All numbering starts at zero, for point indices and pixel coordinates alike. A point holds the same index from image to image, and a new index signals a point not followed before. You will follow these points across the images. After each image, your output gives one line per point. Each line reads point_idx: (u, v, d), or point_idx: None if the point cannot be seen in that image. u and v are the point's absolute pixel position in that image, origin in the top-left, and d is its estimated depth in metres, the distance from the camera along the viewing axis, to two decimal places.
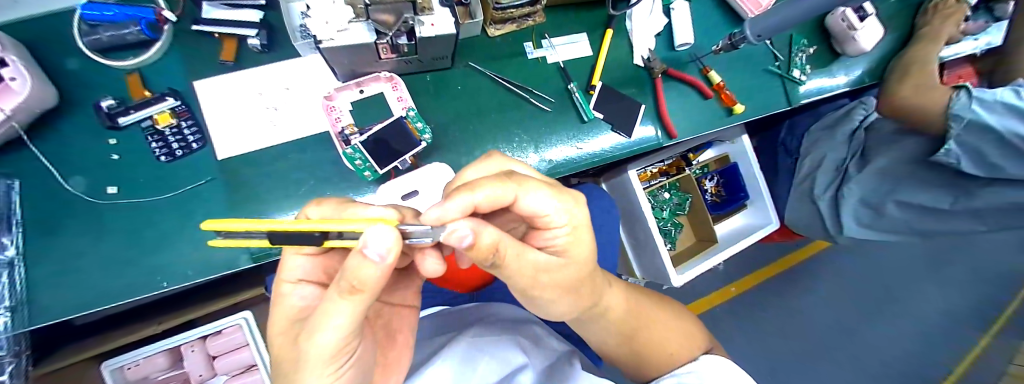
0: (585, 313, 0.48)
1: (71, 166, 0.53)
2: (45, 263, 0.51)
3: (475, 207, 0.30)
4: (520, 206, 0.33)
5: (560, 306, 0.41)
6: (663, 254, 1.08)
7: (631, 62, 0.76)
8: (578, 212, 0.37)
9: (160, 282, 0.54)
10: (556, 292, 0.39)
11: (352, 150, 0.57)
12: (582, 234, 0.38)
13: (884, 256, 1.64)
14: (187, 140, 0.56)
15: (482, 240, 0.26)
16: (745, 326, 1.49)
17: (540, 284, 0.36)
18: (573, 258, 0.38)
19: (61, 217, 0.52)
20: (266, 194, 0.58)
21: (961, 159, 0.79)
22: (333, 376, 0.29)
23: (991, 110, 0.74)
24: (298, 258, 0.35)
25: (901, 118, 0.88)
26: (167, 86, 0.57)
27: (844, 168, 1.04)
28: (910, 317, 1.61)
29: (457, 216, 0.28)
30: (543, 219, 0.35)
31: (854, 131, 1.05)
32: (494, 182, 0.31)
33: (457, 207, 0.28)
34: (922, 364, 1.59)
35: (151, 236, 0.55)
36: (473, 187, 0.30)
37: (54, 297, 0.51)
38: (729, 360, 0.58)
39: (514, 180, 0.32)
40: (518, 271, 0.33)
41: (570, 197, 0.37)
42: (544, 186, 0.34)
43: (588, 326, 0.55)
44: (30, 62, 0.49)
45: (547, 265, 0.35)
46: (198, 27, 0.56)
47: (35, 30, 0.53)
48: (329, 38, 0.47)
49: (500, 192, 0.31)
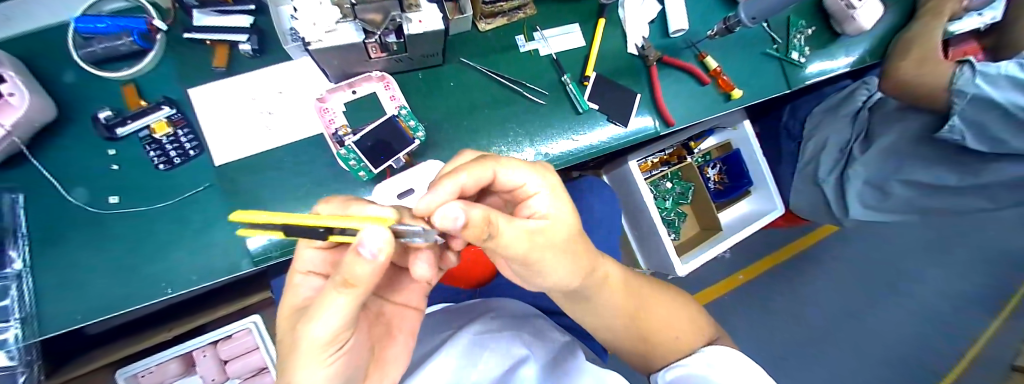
0: (586, 281, 0.47)
1: (73, 178, 0.54)
2: (54, 274, 0.52)
3: (461, 189, 0.32)
4: (500, 181, 0.36)
5: (560, 272, 0.40)
6: (667, 244, 1.08)
7: (625, 51, 0.76)
8: (552, 177, 0.39)
9: (164, 288, 0.54)
10: (554, 254, 0.38)
11: (346, 150, 0.57)
12: (560, 197, 0.38)
13: (892, 237, 1.63)
14: (184, 148, 0.57)
15: (472, 217, 0.26)
16: (752, 314, 1.49)
17: (535, 246, 0.35)
18: (562, 220, 0.38)
19: (64, 229, 0.53)
20: (264, 199, 0.58)
21: (965, 135, 0.78)
22: (327, 366, 0.30)
23: (995, 84, 0.73)
24: (314, 251, 0.36)
25: (902, 95, 0.85)
26: (162, 95, 0.57)
27: (848, 149, 1.02)
28: (922, 298, 1.59)
29: (446, 200, 0.30)
30: (522, 190, 0.37)
31: (857, 112, 1.04)
32: (472, 166, 0.33)
33: (445, 192, 0.30)
34: (937, 347, 1.56)
35: (153, 245, 0.55)
36: (455, 172, 0.32)
37: (63, 307, 0.52)
38: (736, 351, 0.58)
39: (490, 159, 0.35)
40: (512, 241, 0.32)
41: (542, 168, 0.39)
42: (521, 162, 0.37)
43: (595, 301, 0.53)
44: (27, 77, 0.50)
45: (538, 229, 0.35)
46: (189, 35, 0.56)
47: (23, 46, 0.53)
48: (317, 40, 0.47)
49: (481, 173, 0.33)
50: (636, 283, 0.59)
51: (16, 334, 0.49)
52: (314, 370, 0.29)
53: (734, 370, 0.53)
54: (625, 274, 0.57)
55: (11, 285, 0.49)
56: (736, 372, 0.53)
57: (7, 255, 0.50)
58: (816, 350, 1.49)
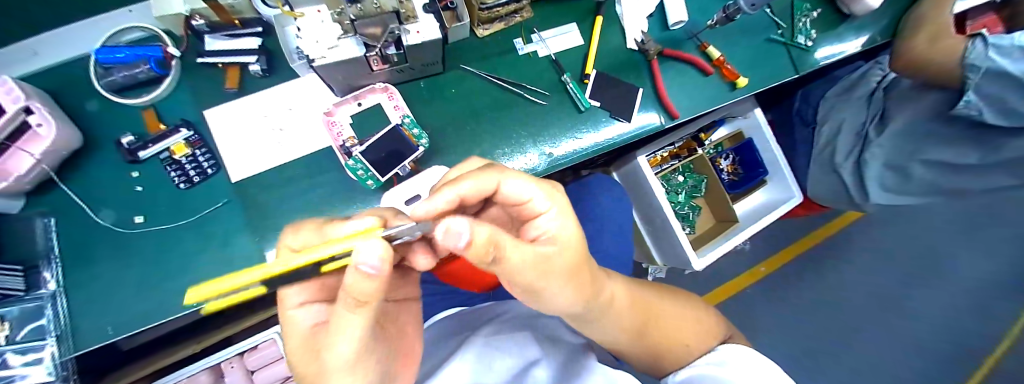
0: (591, 304, 0.46)
1: (100, 200, 0.57)
2: (85, 293, 0.55)
3: (461, 198, 0.33)
4: (503, 191, 0.36)
5: (562, 297, 0.40)
6: (682, 238, 1.06)
7: (625, 46, 0.76)
8: (559, 197, 0.39)
9: (189, 301, 0.57)
10: (558, 282, 0.38)
11: (353, 161, 0.58)
12: (569, 218, 0.39)
13: (923, 220, 1.56)
14: (202, 166, 0.59)
15: (477, 237, 0.27)
16: (776, 309, 1.48)
17: (541, 274, 0.36)
18: (565, 242, 0.38)
19: (93, 250, 0.56)
20: (278, 212, 0.61)
21: (982, 110, 0.75)
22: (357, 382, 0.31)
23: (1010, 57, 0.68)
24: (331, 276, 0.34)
25: (919, 75, 0.83)
26: (179, 118, 0.60)
27: (865, 132, 0.99)
28: (956, 283, 1.52)
29: (444, 208, 0.31)
30: (528, 206, 0.37)
31: (873, 93, 1.01)
32: (478, 175, 0.34)
33: (442, 200, 0.31)
34: (973, 334, 1.50)
35: (175, 262, 0.58)
36: (457, 181, 0.33)
37: (96, 323, 0.55)
38: (749, 348, 0.57)
39: (495, 169, 0.36)
40: (517, 265, 0.33)
41: (548, 184, 0.39)
42: (522, 173, 0.37)
43: (592, 326, 0.52)
44: (54, 108, 0.53)
45: (545, 255, 0.35)
46: (201, 59, 0.59)
47: (40, 83, 0.57)
48: (321, 56, 0.49)
49: (483, 183, 0.34)
50: (636, 293, 0.59)
51: (53, 351, 0.53)
52: None
53: (746, 367, 0.53)
54: (625, 290, 0.56)
55: (45, 305, 0.53)
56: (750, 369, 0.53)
57: (44, 276, 0.54)
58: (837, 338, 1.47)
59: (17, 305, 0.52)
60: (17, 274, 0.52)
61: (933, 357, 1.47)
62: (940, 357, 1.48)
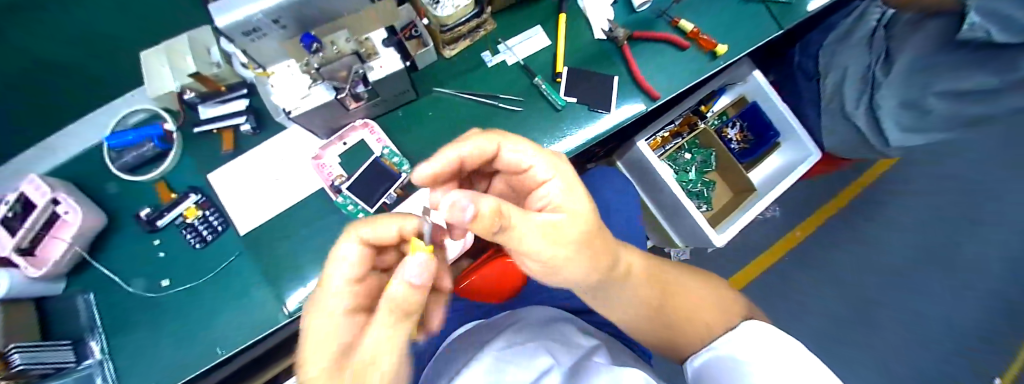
0: (608, 273, 0.46)
1: (129, 271, 0.63)
2: (130, 355, 0.61)
3: (462, 159, 0.37)
4: (504, 157, 0.38)
5: (578, 271, 0.39)
6: (697, 216, 1.03)
7: (593, 38, 0.76)
8: (562, 166, 0.39)
9: (218, 350, 0.61)
10: (574, 250, 0.36)
11: (343, 197, 0.64)
12: (575, 187, 0.38)
13: (952, 157, 1.48)
14: (213, 224, 0.64)
15: (482, 209, 0.26)
16: (815, 274, 1.43)
17: (552, 244, 0.35)
18: (576, 210, 0.37)
19: (129, 316, 0.62)
20: (284, 257, 0.64)
21: (990, 30, 0.65)
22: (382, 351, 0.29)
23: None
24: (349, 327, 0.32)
25: (914, 6, 0.75)
26: (187, 184, 0.66)
27: (870, 75, 0.93)
28: (994, 218, 1.46)
29: (448, 185, 0.35)
30: (529, 173, 0.38)
31: (874, 32, 0.95)
32: (479, 138, 0.37)
33: (448, 175, 0.35)
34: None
35: (200, 317, 0.62)
36: (462, 142, 0.36)
37: (142, 382, 0.60)
38: (772, 325, 0.55)
39: (497, 134, 0.38)
40: (528, 233, 0.33)
41: (552, 154, 0.39)
42: (526, 141, 0.38)
43: (612, 297, 0.52)
44: (78, 195, 0.60)
45: (555, 223, 0.35)
46: (199, 128, 0.64)
47: (63, 173, 0.64)
48: (296, 107, 0.52)
49: (484, 144, 0.36)
50: (654, 268, 0.58)
51: None
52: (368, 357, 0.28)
53: (763, 345, 0.51)
54: (643, 261, 0.56)
55: (94, 372, 0.58)
56: (772, 346, 0.51)
57: (90, 346, 0.60)
58: (878, 295, 1.43)
59: None
60: (67, 347, 0.57)
61: (981, 298, 1.43)
62: (989, 297, 1.43)
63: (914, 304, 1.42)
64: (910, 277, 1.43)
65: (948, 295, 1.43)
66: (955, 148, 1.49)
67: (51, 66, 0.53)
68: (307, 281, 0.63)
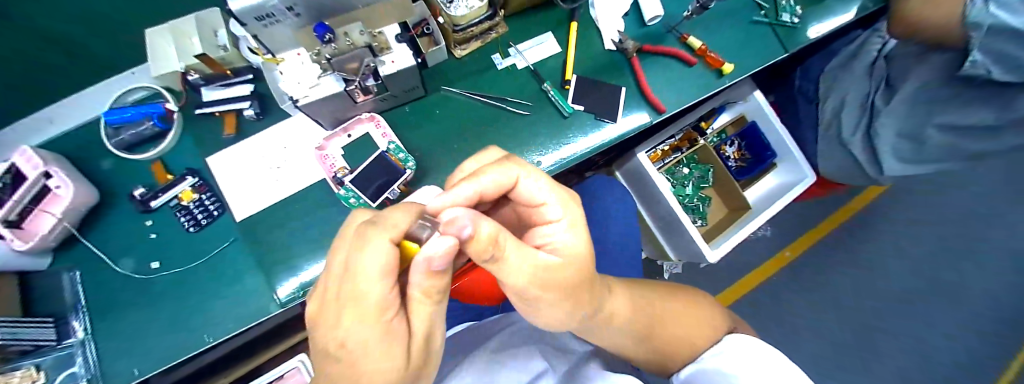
0: (592, 315, 0.46)
1: (118, 251, 0.62)
2: (113, 338, 0.59)
3: (480, 194, 0.34)
4: (519, 189, 0.36)
5: (557, 313, 0.40)
6: (693, 232, 1.03)
7: (603, 48, 0.76)
8: (573, 209, 0.39)
9: (206, 338, 0.60)
10: (559, 294, 0.37)
11: (345, 190, 0.63)
12: (579, 233, 0.38)
13: (942, 189, 1.51)
14: (209, 208, 0.63)
15: (481, 232, 0.26)
16: (803, 294, 1.45)
17: (539, 282, 0.34)
18: (573, 258, 0.37)
19: (116, 297, 0.61)
20: (278, 247, 0.63)
21: (991, 68, 0.66)
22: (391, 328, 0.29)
23: (1013, 11, 0.57)
24: (348, 319, 0.28)
25: (917, 37, 0.74)
26: (184, 166, 0.65)
27: (870, 103, 0.95)
28: (978, 251, 1.50)
29: (461, 203, 0.32)
30: (540, 210, 0.38)
31: (874, 61, 0.97)
32: (498, 167, 0.35)
33: (462, 194, 0.32)
34: (1009, 300, 1.48)
35: (189, 303, 0.61)
36: (479, 174, 0.33)
37: (124, 365, 0.59)
38: (756, 336, 0.56)
39: (517, 163, 0.36)
40: (522, 268, 0.33)
41: (567, 194, 0.39)
42: (544, 175, 0.37)
43: (600, 332, 0.51)
44: (71, 170, 0.58)
45: (549, 265, 0.35)
46: (200, 110, 0.63)
47: (59, 146, 0.63)
48: (303, 96, 0.52)
49: (503, 176, 0.34)
50: (641, 299, 0.57)
51: None
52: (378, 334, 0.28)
53: (746, 356, 0.53)
54: (629, 300, 0.55)
55: (76, 352, 0.58)
56: (756, 356, 0.52)
57: (72, 326, 0.58)
58: (865, 319, 1.44)
59: (51, 353, 0.57)
60: (49, 324, 0.56)
61: (962, 329, 1.45)
62: (972, 328, 1.46)
63: (897, 331, 1.44)
64: (896, 303, 1.46)
65: (933, 323, 1.45)
66: (945, 180, 1.52)
67: (57, 42, 0.53)
68: (300, 272, 0.62)
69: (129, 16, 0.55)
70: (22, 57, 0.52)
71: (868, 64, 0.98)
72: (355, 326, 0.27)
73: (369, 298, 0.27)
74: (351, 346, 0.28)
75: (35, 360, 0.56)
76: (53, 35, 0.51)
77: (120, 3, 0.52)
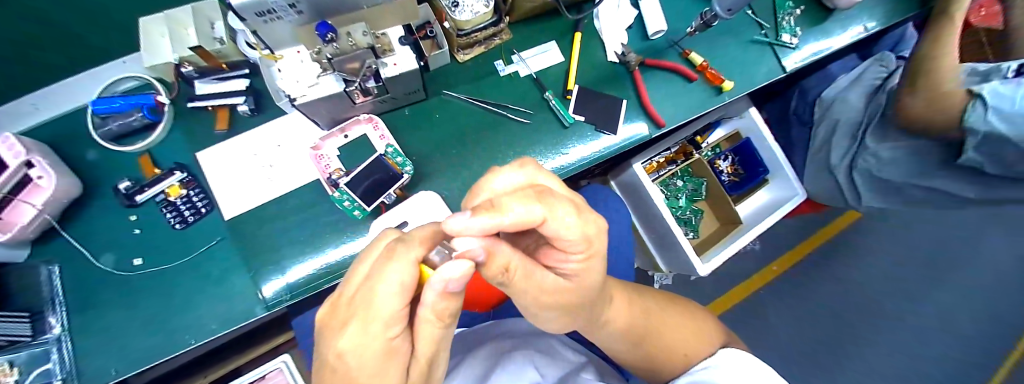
0: (590, 317, 0.46)
1: (99, 245, 0.60)
2: (96, 333, 0.57)
3: (500, 229, 0.27)
4: (544, 227, 0.31)
5: (553, 324, 0.42)
6: (685, 244, 1.03)
7: (606, 59, 0.76)
8: (598, 243, 0.35)
9: (187, 340, 0.58)
10: (561, 305, 0.39)
11: (339, 192, 0.60)
12: (595, 264, 0.37)
13: (923, 212, 1.56)
14: (197, 206, 0.61)
15: (495, 260, 0.27)
16: (790, 310, 1.46)
17: (541, 301, 0.36)
18: (580, 282, 0.37)
19: (94, 295, 0.58)
20: (266, 248, 0.61)
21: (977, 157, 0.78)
22: (396, 345, 0.28)
23: (1008, 121, 0.69)
24: (353, 329, 0.27)
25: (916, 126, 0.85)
26: (173, 161, 0.63)
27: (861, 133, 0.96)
28: (958, 274, 1.53)
29: (477, 236, 0.26)
30: (564, 243, 0.33)
31: (876, 94, 0.95)
32: (524, 201, 0.28)
33: (479, 224, 0.25)
34: (984, 323, 1.52)
35: (174, 301, 0.59)
36: (502, 207, 0.27)
37: (100, 364, 0.56)
38: (751, 354, 0.56)
39: (545, 201, 0.30)
40: (526, 290, 0.34)
41: (595, 226, 0.34)
42: (574, 210, 0.31)
43: (596, 332, 0.52)
44: (54, 160, 0.56)
45: (554, 288, 0.36)
46: (192, 104, 0.61)
47: (47, 132, 0.62)
48: (302, 94, 0.51)
49: (531, 214, 0.28)
50: (640, 305, 0.58)
51: None
52: (382, 347, 0.27)
53: (736, 370, 0.53)
54: (631, 306, 0.56)
55: (52, 349, 0.55)
56: (750, 373, 0.52)
57: (49, 322, 0.56)
58: (849, 337, 1.46)
59: (26, 349, 0.54)
60: (24, 320, 0.54)
61: (943, 351, 1.48)
62: (951, 349, 1.48)
63: (880, 350, 1.46)
64: (880, 322, 1.48)
65: (915, 344, 1.47)
66: None
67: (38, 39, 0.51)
68: (287, 272, 0.60)
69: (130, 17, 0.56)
70: (23, 57, 0.53)
71: (866, 91, 0.97)
72: (358, 337, 0.27)
73: (382, 311, 0.26)
74: (350, 357, 0.27)
75: (9, 355, 0.53)
76: (58, 30, 0.52)
77: (117, 4, 0.53)
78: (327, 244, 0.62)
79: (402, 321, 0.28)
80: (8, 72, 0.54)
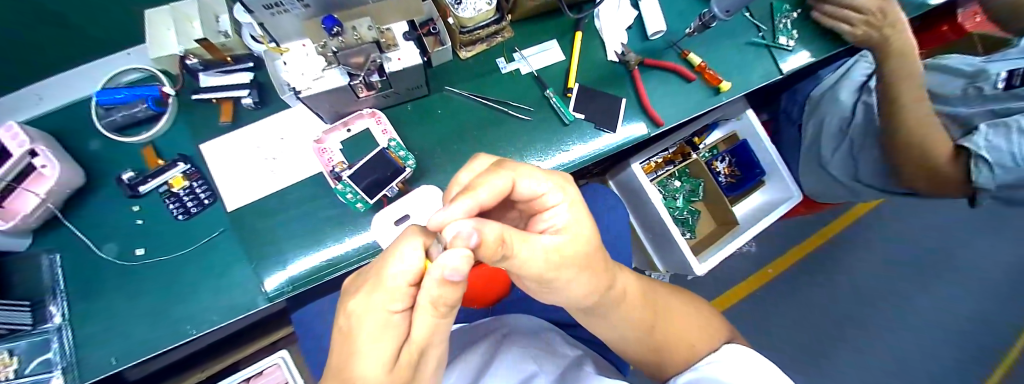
0: (605, 295, 0.46)
1: (103, 235, 0.60)
2: (102, 321, 0.58)
3: (479, 207, 0.31)
4: (518, 190, 0.35)
5: (583, 283, 0.40)
6: (681, 242, 1.04)
7: (605, 58, 0.78)
8: (570, 189, 0.39)
9: (188, 329, 0.58)
10: (571, 271, 0.37)
11: (342, 185, 0.61)
12: (579, 211, 0.38)
13: (916, 216, 1.58)
14: (199, 197, 0.62)
15: (487, 236, 0.27)
16: (785, 312, 1.48)
17: (552, 265, 0.35)
18: (576, 236, 0.37)
19: (96, 282, 0.59)
20: (269, 240, 0.61)
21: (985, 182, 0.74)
22: (394, 325, 0.29)
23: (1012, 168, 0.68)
24: (360, 298, 0.29)
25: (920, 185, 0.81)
26: (177, 153, 0.63)
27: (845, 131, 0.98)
28: (951, 278, 1.55)
29: (460, 217, 0.29)
30: (540, 200, 0.37)
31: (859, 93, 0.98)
32: (490, 176, 0.32)
33: (460, 208, 0.29)
34: (976, 327, 1.54)
35: (184, 289, 0.60)
36: (473, 189, 0.31)
37: (99, 355, 0.56)
38: (753, 350, 0.57)
39: (508, 168, 0.34)
40: (528, 260, 0.33)
41: (558, 177, 0.39)
42: (536, 168, 0.37)
43: (607, 314, 0.52)
44: (59, 151, 0.57)
45: (556, 246, 0.35)
46: (197, 96, 0.62)
47: (52, 122, 0.62)
48: (306, 87, 0.52)
49: (499, 182, 0.32)
50: (648, 290, 0.58)
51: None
52: (381, 326, 0.29)
53: (737, 365, 0.54)
54: (641, 286, 0.56)
55: (52, 338, 0.56)
56: (752, 369, 0.53)
57: (49, 311, 0.56)
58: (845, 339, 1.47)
59: (25, 338, 0.55)
60: (24, 308, 0.55)
61: (937, 353, 1.49)
62: (945, 353, 1.50)
63: (875, 352, 1.47)
64: (874, 324, 1.49)
65: (908, 346, 1.49)
66: (919, 207, 1.59)
67: (36, 39, 0.53)
68: (287, 265, 0.61)
69: (126, 13, 0.57)
70: (25, 56, 0.55)
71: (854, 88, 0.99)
72: (364, 308, 0.29)
73: (385, 284, 0.28)
74: (354, 327, 0.29)
75: (9, 344, 0.55)
76: (61, 22, 0.53)
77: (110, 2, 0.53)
78: (328, 237, 0.63)
79: (406, 299, 0.29)
80: (6, 71, 0.55)
